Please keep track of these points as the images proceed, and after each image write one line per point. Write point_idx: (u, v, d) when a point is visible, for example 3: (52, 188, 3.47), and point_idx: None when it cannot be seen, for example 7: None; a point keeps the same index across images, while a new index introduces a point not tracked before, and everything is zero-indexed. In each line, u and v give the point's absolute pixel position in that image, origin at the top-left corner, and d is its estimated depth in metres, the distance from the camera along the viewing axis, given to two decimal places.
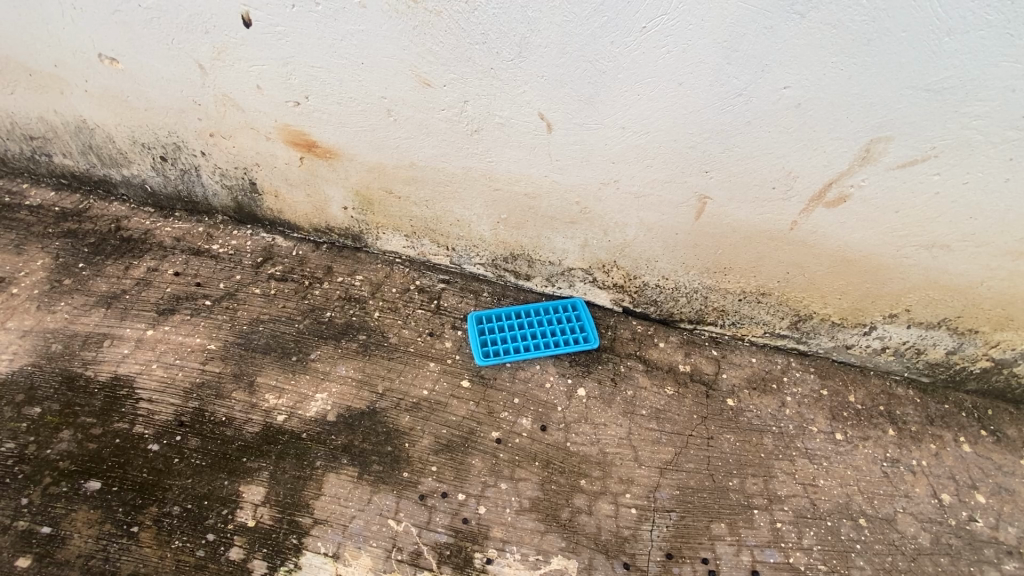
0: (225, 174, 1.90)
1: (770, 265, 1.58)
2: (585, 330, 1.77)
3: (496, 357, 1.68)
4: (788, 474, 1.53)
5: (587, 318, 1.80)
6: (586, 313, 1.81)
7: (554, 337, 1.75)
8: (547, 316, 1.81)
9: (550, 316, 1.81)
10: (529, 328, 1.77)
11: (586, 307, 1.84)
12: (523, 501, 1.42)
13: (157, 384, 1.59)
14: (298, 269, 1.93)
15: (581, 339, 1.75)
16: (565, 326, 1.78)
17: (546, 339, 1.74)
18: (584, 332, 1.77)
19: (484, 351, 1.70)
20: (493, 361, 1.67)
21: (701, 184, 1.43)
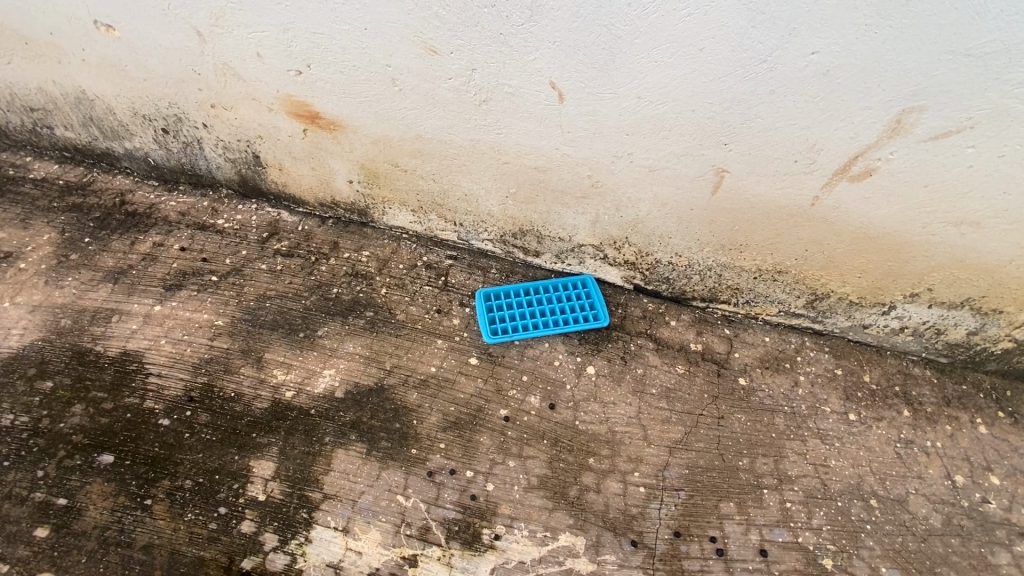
0: (227, 147, 1.86)
1: (789, 243, 1.52)
2: (595, 308, 1.74)
3: (504, 335, 1.65)
4: (799, 454, 1.52)
5: (598, 295, 1.76)
6: (597, 291, 1.77)
7: (563, 315, 1.72)
8: (556, 294, 1.78)
9: (559, 293, 1.78)
10: (538, 306, 1.73)
11: (597, 284, 1.80)
12: (531, 478, 1.42)
13: (166, 360, 1.59)
14: (304, 245, 1.90)
15: (591, 318, 1.71)
16: (574, 303, 1.75)
17: (555, 317, 1.71)
18: (594, 309, 1.73)
19: (492, 329, 1.67)
20: (501, 338, 1.65)
21: (720, 157, 1.37)
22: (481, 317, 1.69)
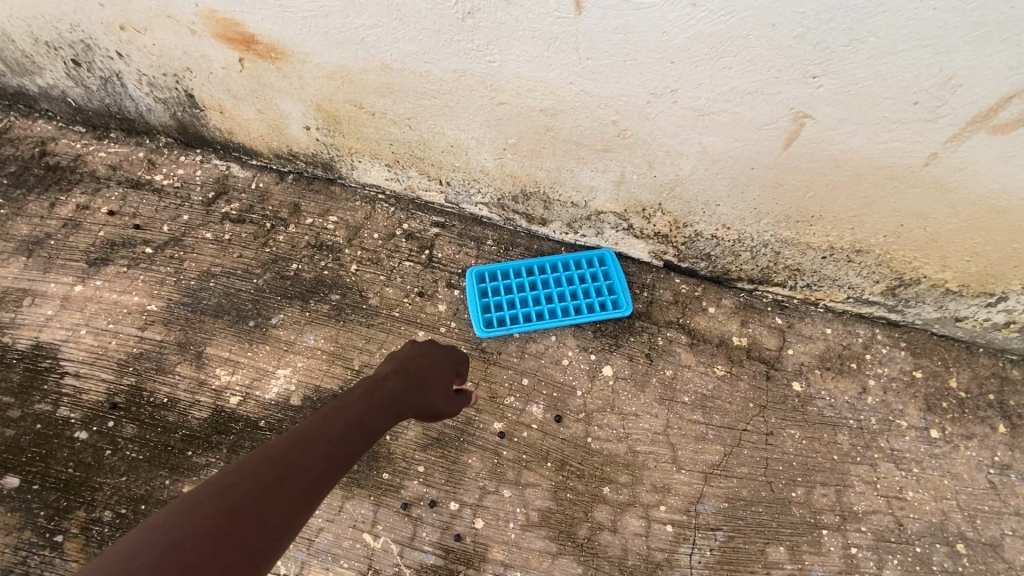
0: (154, 84, 1.47)
1: (879, 215, 1.14)
2: (615, 293, 1.39)
3: (500, 327, 1.32)
4: (868, 484, 1.21)
5: (619, 278, 1.40)
6: (619, 272, 1.41)
7: (576, 303, 1.37)
8: (566, 275, 1.42)
9: (570, 274, 1.42)
10: (544, 290, 1.38)
11: (618, 263, 1.44)
12: (531, 514, 1.14)
13: (86, 356, 1.30)
14: (257, 207, 1.55)
15: (610, 306, 1.37)
16: (590, 288, 1.39)
17: (565, 305, 1.36)
18: (614, 295, 1.38)
19: (485, 319, 1.33)
20: (496, 332, 1.31)
21: (803, 95, 0.96)
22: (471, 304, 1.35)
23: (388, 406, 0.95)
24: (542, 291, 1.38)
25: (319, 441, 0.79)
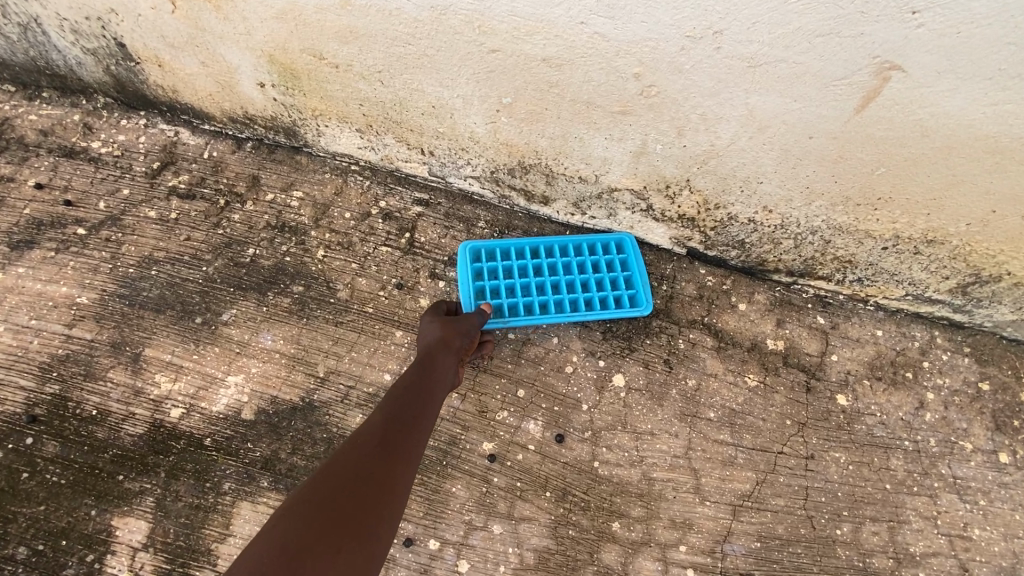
0: (77, 31, 1.22)
1: (966, 198, 0.91)
2: (633, 287, 1.16)
3: (496, 319, 1.08)
4: (927, 519, 1.02)
5: (640, 270, 1.17)
6: (640, 264, 1.18)
7: (587, 296, 1.14)
8: (578, 262, 1.18)
9: (582, 260, 1.18)
10: (551, 277, 1.15)
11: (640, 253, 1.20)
12: (525, 555, 0.96)
13: (2, 358, 1.11)
14: (210, 180, 1.32)
15: (626, 303, 1.14)
16: (605, 280, 1.16)
17: (574, 298, 1.14)
18: (632, 290, 1.15)
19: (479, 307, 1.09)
20: (491, 325, 1.07)
21: (895, 37, 0.72)
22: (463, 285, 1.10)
23: (434, 380, 0.87)
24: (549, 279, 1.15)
25: (372, 446, 0.72)
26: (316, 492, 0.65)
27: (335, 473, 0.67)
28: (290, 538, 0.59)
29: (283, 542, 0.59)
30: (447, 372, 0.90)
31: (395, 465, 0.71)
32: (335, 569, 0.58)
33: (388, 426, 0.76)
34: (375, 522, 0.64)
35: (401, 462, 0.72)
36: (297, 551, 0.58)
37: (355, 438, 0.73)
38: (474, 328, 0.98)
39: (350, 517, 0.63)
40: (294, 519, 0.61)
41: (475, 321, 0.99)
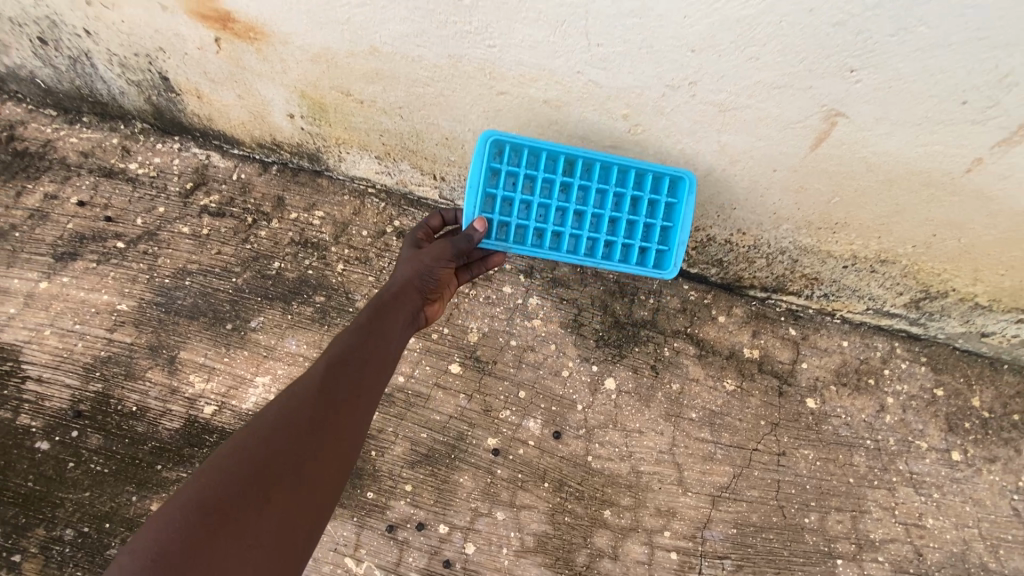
0: (125, 65, 1.35)
1: (909, 224, 1.05)
2: (666, 245, 1.10)
3: (496, 243, 1.07)
4: (885, 510, 1.14)
5: (685, 226, 1.07)
6: (687, 216, 1.07)
7: (610, 240, 1.10)
8: (616, 190, 1.08)
9: (622, 190, 1.08)
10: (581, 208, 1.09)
11: (691, 208, 1.07)
12: (526, 538, 1.08)
13: (49, 360, 1.21)
14: (239, 199, 1.44)
15: (651, 260, 1.11)
16: (638, 223, 1.10)
17: (595, 237, 1.10)
18: (665, 248, 1.10)
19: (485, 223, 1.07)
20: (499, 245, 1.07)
21: (838, 91, 0.86)
22: (471, 195, 1.05)
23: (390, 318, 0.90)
24: (574, 206, 1.09)
25: (308, 397, 0.73)
26: (242, 448, 0.66)
27: (268, 426, 0.69)
28: (211, 495, 0.61)
29: (203, 499, 0.61)
30: (404, 321, 0.92)
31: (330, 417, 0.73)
32: (261, 518, 0.62)
33: (333, 374, 0.77)
34: (303, 474, 0.67)
35: (338, 414, 0.74)
36: (218, 506, 0.61)
37: (295, 388, 0.75)
38: (449, 258, 0.99)
39: (281, 469, 0.65)
40: (221, 472, 0.64)
41: (451, 250, 0.99)
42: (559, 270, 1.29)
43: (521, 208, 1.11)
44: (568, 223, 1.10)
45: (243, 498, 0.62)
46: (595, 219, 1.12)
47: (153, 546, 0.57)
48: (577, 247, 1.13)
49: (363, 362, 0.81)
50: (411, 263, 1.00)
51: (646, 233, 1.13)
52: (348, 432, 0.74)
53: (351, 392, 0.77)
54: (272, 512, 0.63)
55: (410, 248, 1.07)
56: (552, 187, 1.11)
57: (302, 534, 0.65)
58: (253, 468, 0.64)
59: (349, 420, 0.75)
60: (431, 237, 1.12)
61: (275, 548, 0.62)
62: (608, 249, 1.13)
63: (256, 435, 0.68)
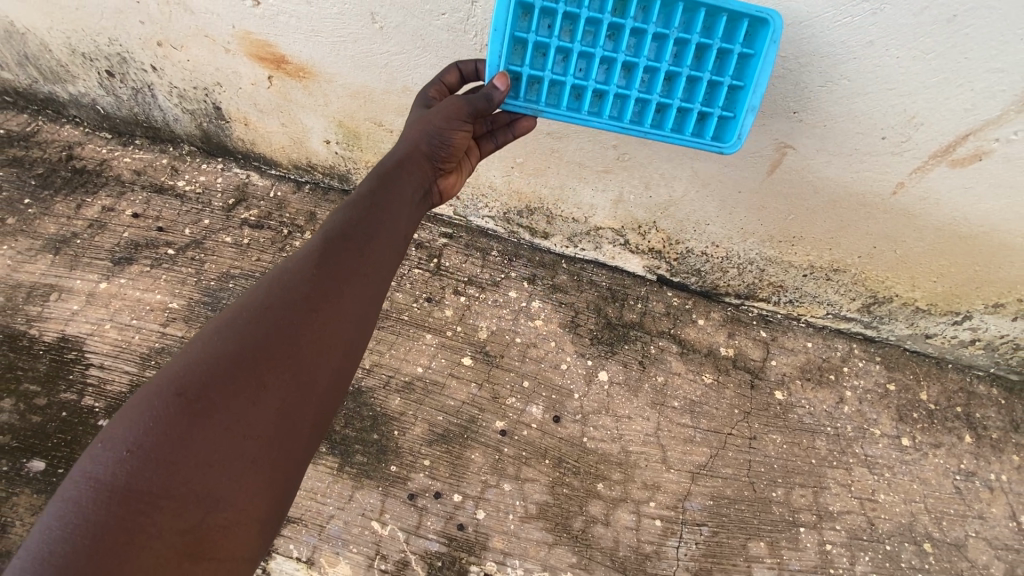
0: (183, 96, 1.56)
1: (854, 237, 1.25)
2: (733, 111, 0.98)
3: (523, 104, 0.99)
4: (843, 486, 1.31)
5: (759, 83, 0.93)
6: (763, 73, 0.92)
7: (662, 102, 0.98)
8: (676, 37, 0.93)
9: (684, 37, 0.93)
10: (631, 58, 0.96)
11: (772, 60, 0.91)
12: (529, 506, 1.23)
13: (110, 349, 1.38)
14: (275, 214, 1.62)
15: (712, 130, 1.00)
16: (700, 80, 0.96)
17: (644, 98, 0.98)
18: (729, 114, 0.98)
19: (512, 74, 0.98)
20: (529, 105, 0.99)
21: (786, 128, 1.07)
22: (496, 38, 0.93)
23: (381, 206, 0.87)
24: (621, 58, 0.96)
25: (287, 296, 0.75)
26: (220, 343, 0.70)
27: (246, 323, 0.72)
28: (192, 384, 0.66)
29: (182, 386, 0.66)
30: (404, 201, 0.92)
31: (307, 312, 0.75)
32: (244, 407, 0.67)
33: (319, 266, 0.79)
34: (283, 367, 0.71)
35: (315, 310, 0.75)
36: (202, 394, 0.66)
37: (275, 282, 0.77)
38: (463, 118, 0.93)
39: (259, 364, 0.69)
40: (202, 362, 0.68)
41: (466, 109, 0.93)
42: (560, 278, 1.51)
43: (559, 59, 0.98)
44: (613, 79, 0.99)
45: (226, 387, 0.67)
46: (649, 75, 0.99)
47: (137, 429, 0.63)
48: (623, 111, 1.02)
49: (352, 249, 0.82)
50: (419, 125, 0.95)
51: (710, 95, 0.99)
52: (336, 321, 0.76)
53: (338, 279, 0.79)
54: (261, 397, 0.68)
55: (420, 110, 1.00)
56: (598, 30, 0.96)
57: (299, 416, 0.71)
58: (234, 360, 0.69)
59: (335, 308, 0.77)
60: (445, 95, 1.03)
61: (265, 431, 0.68)
62: (660, 116, 1.02)
63: (234, 329, 0.72)
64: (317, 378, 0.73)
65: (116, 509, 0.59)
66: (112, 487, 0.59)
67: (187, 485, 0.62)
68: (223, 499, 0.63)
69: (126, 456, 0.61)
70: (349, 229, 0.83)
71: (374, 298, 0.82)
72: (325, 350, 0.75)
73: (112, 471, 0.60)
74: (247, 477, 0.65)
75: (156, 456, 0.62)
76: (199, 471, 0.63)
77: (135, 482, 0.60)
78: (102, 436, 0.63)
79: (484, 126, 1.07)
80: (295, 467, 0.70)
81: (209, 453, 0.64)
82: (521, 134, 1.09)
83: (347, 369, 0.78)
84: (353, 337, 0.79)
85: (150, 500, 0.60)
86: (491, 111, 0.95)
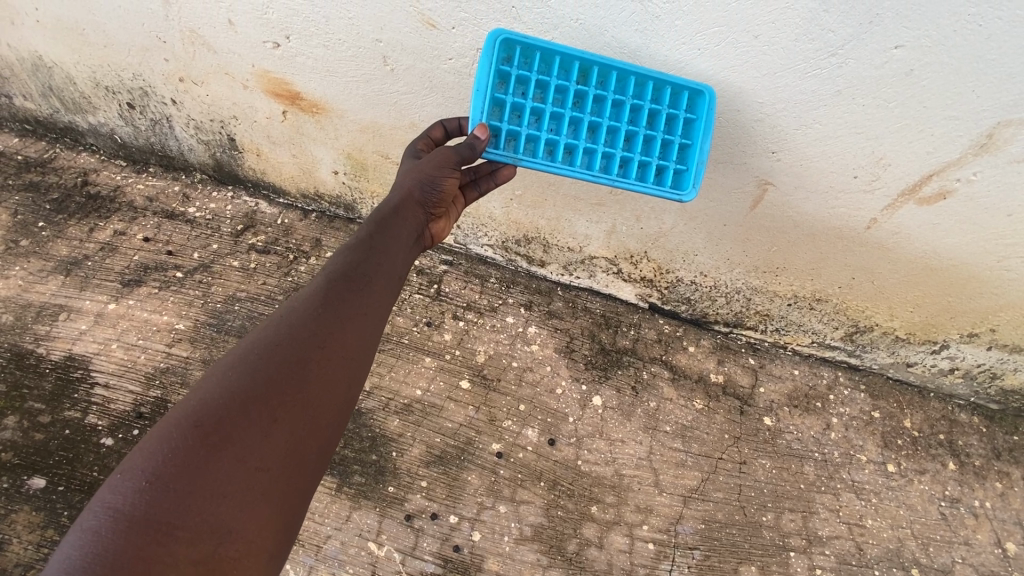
0: (200, 128, 1.63)
1: (833, 269, 1.33)
2: (687, 164, 1.08)
3: (504, 153, 1.06)
4: (831, 511, 1.34)
5: (704, 141, 1.05)
6: (706, 135, 1.05)
7: (625, 156, 1.09)
8: (632, 103, 1.06)
9: (639, 103, 1.06)
10: (595, 120, 1.07)
11: (713, 124, 1.04)
12: (524, 528, 1.27)
13: (116, 368, 1.46)
14: (282, 240, 1.68)
15: (669, 180, 1.09)
16: (654, 139, 1.08)
17: (609, 152, 1.08)
18: (683, 166, 1.08)
19: (493, 128, 1.06)
20: (503, 155, 1.06)
21: (766, 166, 1.15)
22: (479, 96, 1.02)
23: (383, 248, 0.92)
24: (587, 118, 1.07)
25: (297, 332, 0.78)
26: (232, 379, 0.73)
27: (257, 358, 0.75)
28: (207, 416, 0.69)
29: (198, 419, 0.68)
30: (404, 242, 0.97)
31: (316, 349, 0.78)
32: (253, 443, 0.69)
33: (325, 303, 0.82)
34: (293, 402, 0.73)
35: (324, 346, 0.78)
36: (217, 426, 0.68)
37: (284, 318, 0.80)
38: (452, 165, 1.01)
39: (269, 399, 0.72)
40: (216, 395, 0.71)
41: (454, 157, 1.01)
42: (555, 305, 1.56)
43: (532, 119, 1.09)
44: (581, 136, 1.09)
45: (238, 421, 0.69)
46: (612, 136, 1.11)
47: (155, 461, 0.65)
48: (591, 164, 1.11)
49: (357, 287, 0.86)
50: (412, 172, 1.02)
51: (663, 152, 1.11)
52: (340, 357, 0.79)
53: (344, 316, 0.82)
54: (271, 430, 0.70)
55: (411, 160, 1.08)
56: (565, 97, 1.08)
57: (307, 448, 0.73)
58: (246, 394, 0.71)
59: (341, 344, 0.80)
60: (431, 148, 1.12)
61: (274, 463, 0.69)
62: (623, 170, 1.12)
63: (246, 363, 0.74)
64: (324, 411, 0.76)
65: (135, 538, 0.61)
66: (132, 517, 0.61)
67: (202, 516, 0.64)
68: (235, 529, 0.65)
69: (146, 487, 0.63)
70: (354, 268, 0.87)
71: (377, 334, 0.86)
72: (331, 383, 0.77)
73: (132, 501, 0.63)
74: (258, 508, 0.67)
75: (174, 486, 0.64)
76: (213, 502, 0.65)
77: (154, 511, 0.62)
78: (122, 467, 0.65)
79: (468, 175, 1.15)
80: (302, 498, 0.72)
81: (222, 484, 0.66)
82: (502, 183, 1.15)
83: (351, 404, 0.80)
84: (358, 371, 0.81)
85: (168, 530, 0.62)
86: (474, 159, 1.04)
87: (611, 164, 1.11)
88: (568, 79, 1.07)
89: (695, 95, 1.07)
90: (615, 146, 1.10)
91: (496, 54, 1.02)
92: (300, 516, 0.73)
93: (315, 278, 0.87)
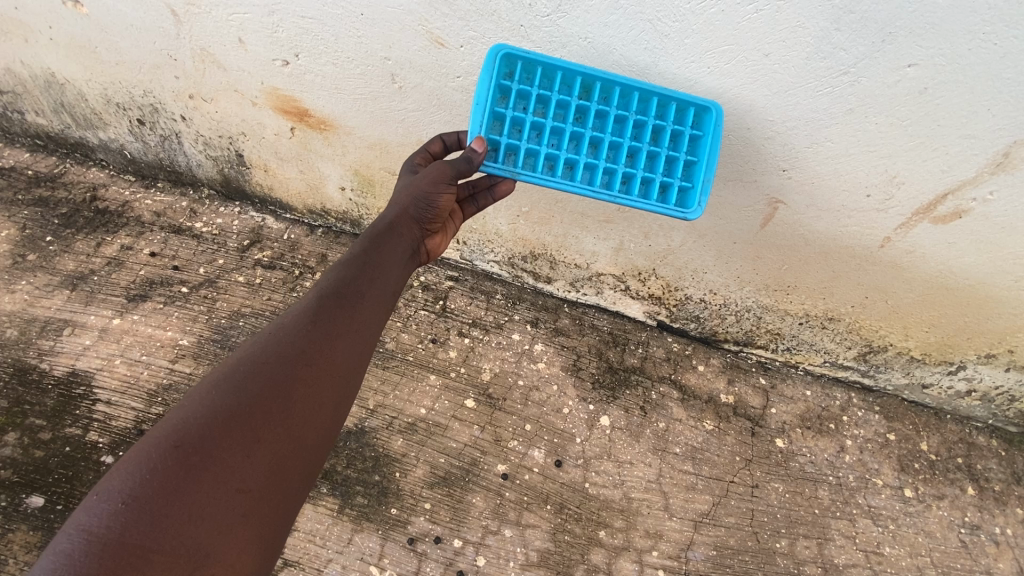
0: (208, 144, 1.63)
1: (846, 288, 1.30)
2: (692, 181, 1.06)
3: (502, 166, 1.05)
4: (847, 538, 1.30)
5: (710, 157, 1.03)
6: (714, 150, 1.03)
7: (629, 171, 1.07)
8: (638, 118, 1.05)
9: (643, 118, 1.05)
10: (597, 135, 1.06)
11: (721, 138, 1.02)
12: (530, 553, 1.24)
13: (118, 384, 1.45)
14: (288, 255, 1.67)
15: (674, 198, 1.08)
16: (659, 155, 1.07)
17: (612, 168, 1.07)
18: (688, 183, 1.06)
19: (492, 142, 1.06)
20: (502, 168, 1.05)
21: (776, 185, 1.14)
22: (478, 108, 1.01)
23: (376, 265, 0.91)
24: (589, 133, 1.06)
25: (286, 348, 0.77)
26: (215, 396, 0.71)
27: (243, 376, 0.73)
28: (190, 436, 0.66)
29: (179, 438, 0.66)
30: (398, 259, 0.95)
31: (303, 368, 0.76)
32: (233, 464, 0.67)
33: (315, 319, 0.81)
34: (276, 424, 0.71)
35: (313, 365, 0.77)
36: (199, 446, 0.66)
37: (272, 334, 0.79)
38: (448, 180, 0.99)
39: (252, 419, 0.70)
40: (199, 414, 0.68)
41: (451, 171, 0.99)
42: (561, 322, 1.54)
43: (534, 134, 1.09)
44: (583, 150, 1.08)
45: (221, 441, 0.67)
46: (615, 152, 1.10)
47: (132, 481, 0.62)
48: (593, 179, 1.10)
49: (348, 303, 0.84)
50: (409, 188, 1.00)
51: (668, 169, 1.09)
52: (328, 376, 0.78)
53: (334, 333, 0.81)
54: (254, 450, 0.69)
55: (409, 175, 1.07)
56: (567, 112, 1.08)
57: (290, 470, 0.71)
58: (230, 412, 0.69)
59: (330, 363, 0.79)
60: (430, 162, 1.11)
61: (257, 485, 0.68)
62: (626, 185, 1.11)
63: (231, 381, 0.72)
64: (309, 433, 0.74)
65: (107, 562, 0.58)
66: (105, 540, 0.59)
67: (179, 539, 0.61)
68: (214, 553, 0.63)
69: (122, 509, 0.61)
70: (345, 285, 0.86)
71: (366, 353, 0.84)
72: (318, 403, 0.76)
73: (106, 524, 0.60)
74: (237, 533, 0.65)
75: (151, 508, 0.61)
76: (192, 526, 0.62)
77: (129, 534, 0.59)
78: (96, 488, 0.62)
79: (467, 190, 1.15)
80: (285, 521, 0.70)
81: (202, 507, 0.63)
82: (501, 197, 1.13)
83: (337, 425, 0.79)
84: (347, 390, 0.80)
85: (142, 554, 0.59)
86: (472, 173, 1.01)
87: (613, 179, 1.09)
88: (571, 94, 1.06)
89: (703, 111, 1.05)
90: (618, 162, 1.09)
91: (496, 67, 1.02)
92: (281, 538, 0.71)
93: (306, 293, 0.85)
